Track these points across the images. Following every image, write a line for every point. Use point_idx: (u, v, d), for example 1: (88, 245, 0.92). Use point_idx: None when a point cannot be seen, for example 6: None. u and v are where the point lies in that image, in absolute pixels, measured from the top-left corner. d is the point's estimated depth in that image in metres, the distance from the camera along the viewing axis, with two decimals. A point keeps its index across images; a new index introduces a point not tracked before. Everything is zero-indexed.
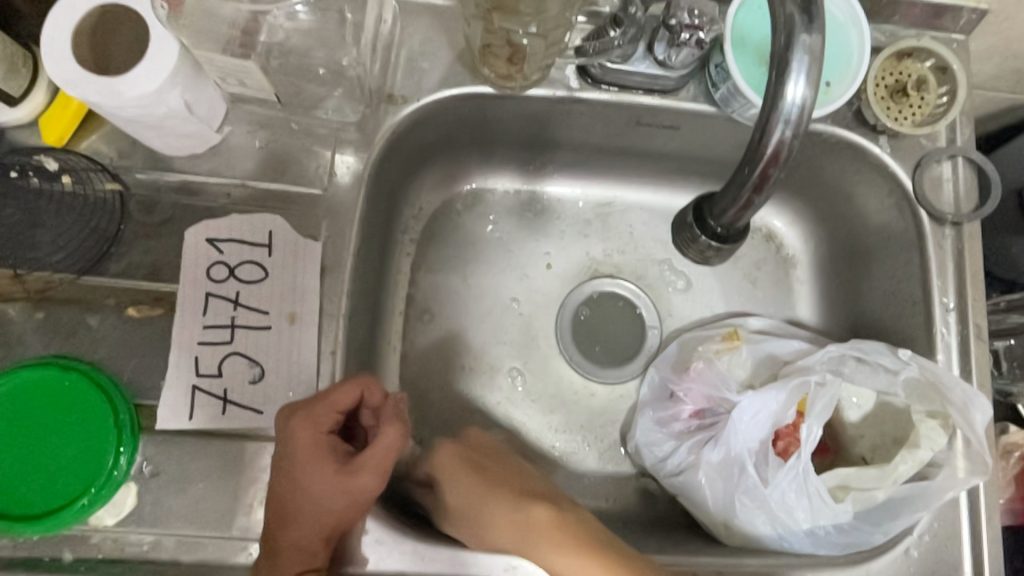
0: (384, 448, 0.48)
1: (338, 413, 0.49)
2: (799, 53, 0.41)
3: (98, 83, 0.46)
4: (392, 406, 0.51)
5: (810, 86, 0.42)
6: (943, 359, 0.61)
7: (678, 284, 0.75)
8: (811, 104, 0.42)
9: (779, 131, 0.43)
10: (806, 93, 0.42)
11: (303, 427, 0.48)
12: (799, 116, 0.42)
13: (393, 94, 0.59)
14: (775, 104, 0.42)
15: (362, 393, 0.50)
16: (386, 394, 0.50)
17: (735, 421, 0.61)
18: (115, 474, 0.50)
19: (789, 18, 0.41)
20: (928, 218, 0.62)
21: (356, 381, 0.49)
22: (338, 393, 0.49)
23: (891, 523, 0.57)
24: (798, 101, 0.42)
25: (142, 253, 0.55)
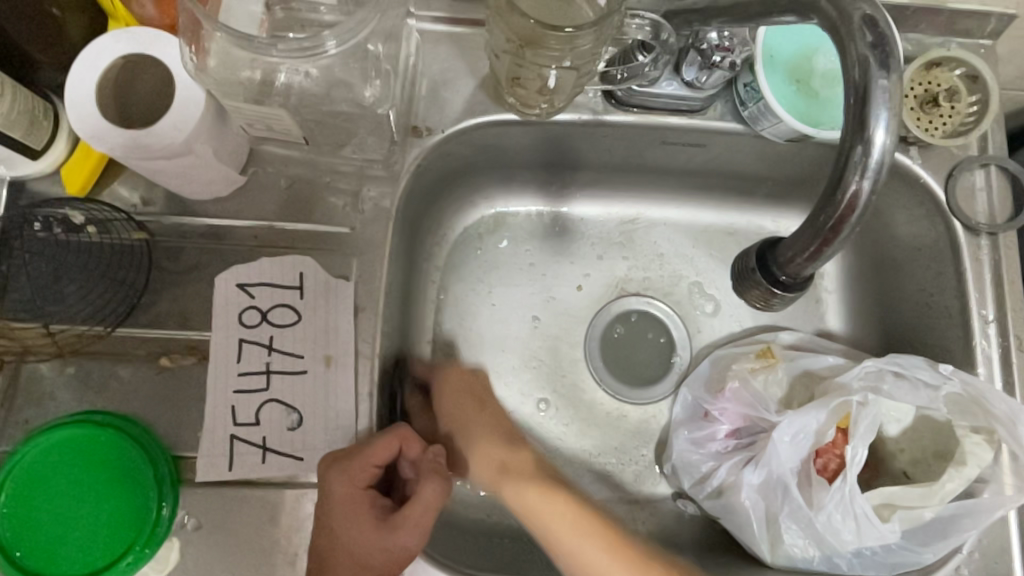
0: (425, 504, 0.47)
1: (376, 467, 0.48)
2: (879, 97, 0.39)
3: (125, 137, 0.45)
4: (431, 458, 0.50)
5: (891, 132, 0.40)
6: (984, 372, 0.60)
7: (705, 306, 0.75)
8: (893, 152, 0.40)
9: (857, 180, 0.41)
10: (888, 141, 0.40)
11: (339, 482, 0.46)
12: (880, 164, 0.40)
13: (417, 126, 0.59)
14: (853, 149, 0.41)
15: (400, 446, 0.48)
16: (424, 446, 0.49)
17: (776, 443, 0.60)
18: (157, 531, 0.49)
19: (864, 58, 0.39)
20: (962, 228, 0.61)
21: (393, 433, 0.48)
22: (374, 447, 0.47)
23: (941, 543, 0.56)
24: (880, 148, 0.40)
25: (172, 301, 0.54)
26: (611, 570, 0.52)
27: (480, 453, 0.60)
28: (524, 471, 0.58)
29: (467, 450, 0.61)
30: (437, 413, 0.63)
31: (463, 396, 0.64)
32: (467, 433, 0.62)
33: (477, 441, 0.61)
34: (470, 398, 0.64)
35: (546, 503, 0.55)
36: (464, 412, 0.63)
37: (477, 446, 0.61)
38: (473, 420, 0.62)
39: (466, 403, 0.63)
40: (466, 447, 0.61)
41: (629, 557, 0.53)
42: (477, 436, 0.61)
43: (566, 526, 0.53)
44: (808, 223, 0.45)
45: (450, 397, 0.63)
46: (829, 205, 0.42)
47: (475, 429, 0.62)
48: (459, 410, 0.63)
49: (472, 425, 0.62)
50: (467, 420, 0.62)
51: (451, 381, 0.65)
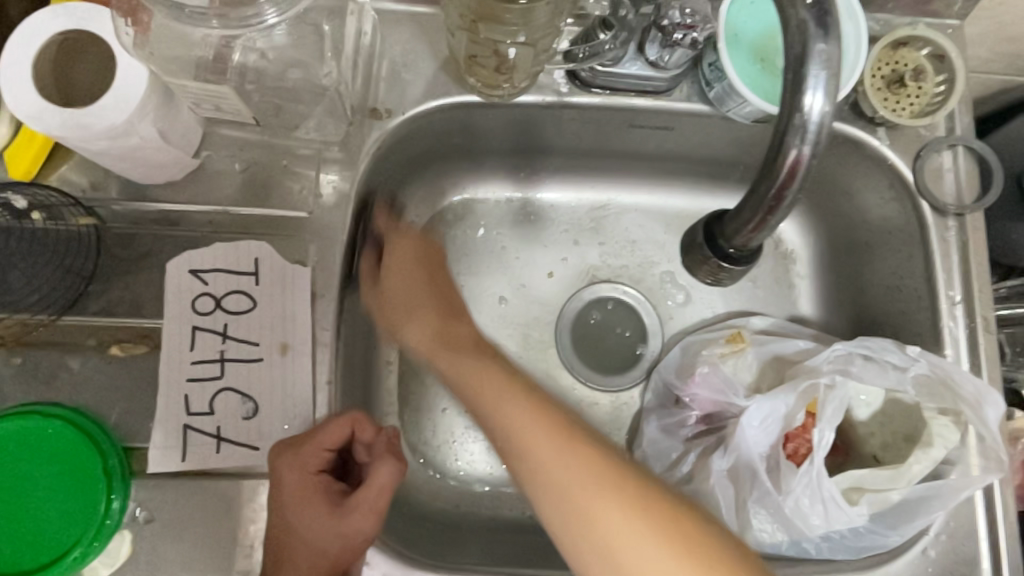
0: (377, 486, 0.45)
1: (327, 451, 0.46)
2: (816, 64, 0.38)
3: (64, 117, 0.43)
4: (384, 440, 0.47)
5: (830, 96, 0.39)
6: (952, 354, 0.60)
7: (677, 296, 0.74)
8: (832, 118, 0.39)
9: (796, 147, 0.40)
10: (826, 106, 0.39)
11: (289, 468, 0.45)
12: (819, 131, 0.39)
13: (376, 108, 0.57)
14: (792, 118, 0.39)
15: (352, 429, 0.46)
16: (377, 429, 0.47)
17: (744, 428, 0.60)
18: (107, 523, 0.48)
19: (802, 23, 0.38)
20: (930, 210, 0.61)
21: (346, 415, 0.47)
22: (326, 430, 0.46)
23: (908, 525, 0.56)
24: (817, 114, 0.39)
25: (123, 289, 0.52)
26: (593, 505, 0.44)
27: (417, 330, 0.59)
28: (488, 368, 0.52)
29: (408, 326, 0.60)
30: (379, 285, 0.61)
31: (414, 259, 0.62)
32: (412, 308, 0.60)
33: (416, 317, 0.59)
34: (411, 275, 0.61)
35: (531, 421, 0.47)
36: (412, 258, 0.62)
37: (413, 325, 0.59)
38: (417, 268, 0.61)
39: (416, 272, 0.61)
40: (414, 314, 0.60)
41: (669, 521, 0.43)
42: (415, 317, 0.59)
43: (541, 437, 0.46)
44: (753, 194, 0.44)
45: (393, 252, 0.61)
46: (769, 175, 0.42)
47: (412, 302, 0.60)
48: (405, 258, 0.62)
49: (415, 286, 0.61)
50: (407, 279, 0.61)
51: (400, 246, 0.62)
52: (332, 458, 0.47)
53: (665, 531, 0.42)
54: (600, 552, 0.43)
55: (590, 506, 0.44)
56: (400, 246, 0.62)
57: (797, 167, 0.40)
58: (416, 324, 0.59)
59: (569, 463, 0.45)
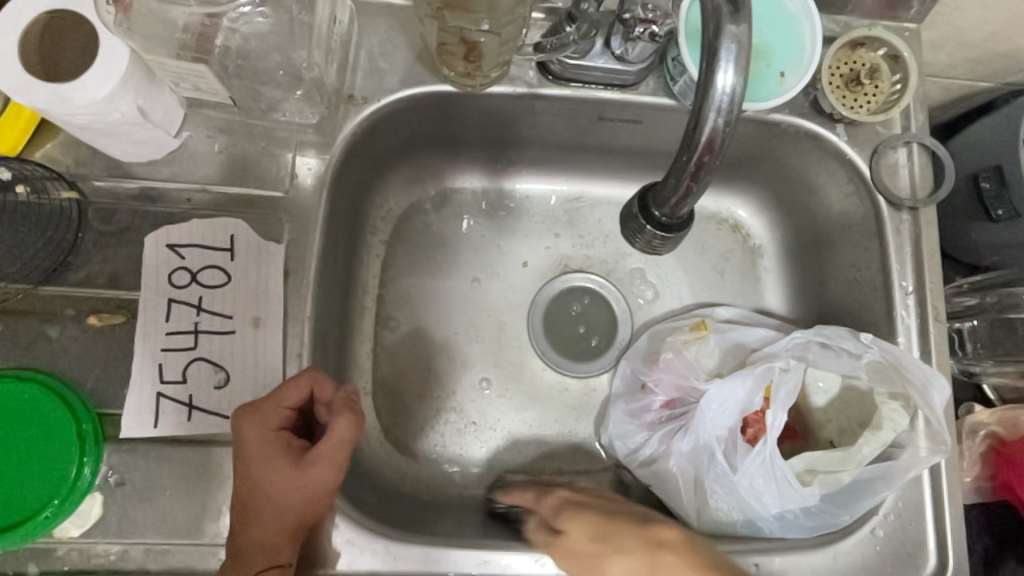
0: (336, 440, 0.48)
1: (289, 409, 0.49)
2: (727, 41, 0.39)
3: (46, 90, 0.45)
4: (344, 398, 0.50)
5: (741, 72, 0.40)
6: (904, 342, 0.62)
7: (646, 293, 0.76)
8: (743, 92, 0.40)
9: (712, 119, 0.41)
10: (737, 81, 0.40)
11: (252, 426, 0.48)
12: (731, 104, 0.40)
13: (352, 94, 0.59)
14: (706, 93, 0.40)
15: (311, 389, 0.49)
16: (335, 388, 0.49)
17: (703, 410, 0.62)
18: (78, 485, 0.50)
19: (716, 5, 0.39)
20: (885, 203, 0.63)
21: (304, 376, 0.49)
22: (287, 390, 0.49)
23: (857, 504, 0.57)
24: (730, 89, 0.40)
25: (102, 261, 0.54)
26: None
27: (623, 567, 0.45)
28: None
29: (605, 563, 0.46)
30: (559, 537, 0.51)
31: (590, 513, 0.51)
32: (610, 540, 0.47)
33: (614, 550, 0.46)
34: (595, 532, 0.48)
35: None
36: (597, 526, 0.49)
37: (615, 554, 0.46)
38: (612, 524, 0.49)
39: (591, 521, 0.50)
40: (608, 550, 0.47)
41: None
42: (625, 548, 0.46)
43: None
44: (675, 163, 0.44)
45: (580, 521, 0.50)
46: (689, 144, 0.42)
47: (617, 541, 0.47)
48: (596, 524, 0.49)
49: (615, 534, 0.47)
50: (597, 529, 0.49)
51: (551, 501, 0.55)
52: (294, 417, 0.50)
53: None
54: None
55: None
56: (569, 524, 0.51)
57: (717, 136, 0.41)
58: (612, 558, 0.46)
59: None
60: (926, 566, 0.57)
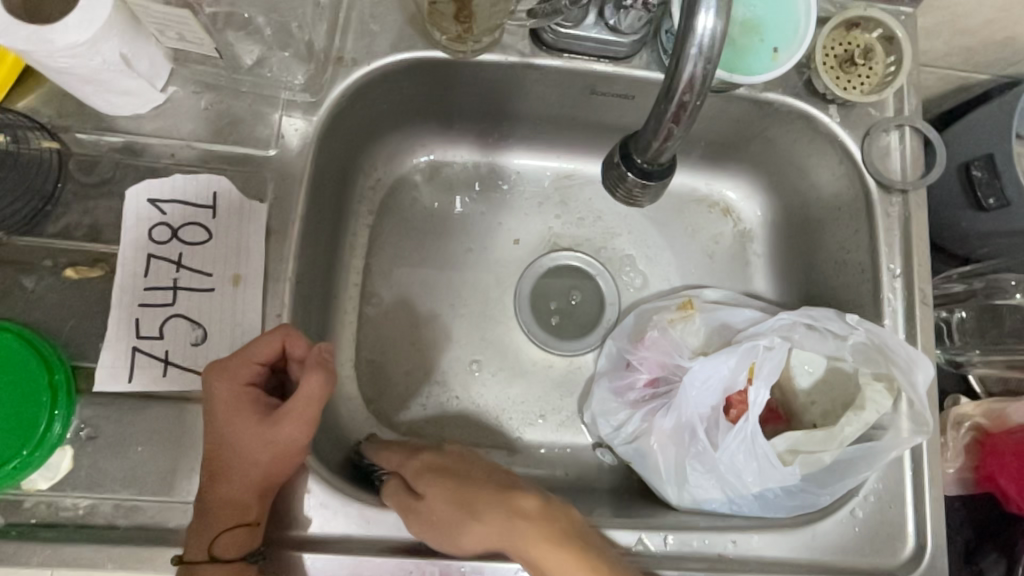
0: (306, 396, 0.47)
1: (259, 364, 0.49)
2: None
3: (26, 30, 0.44)
4: (316, 354, 0.49)
5: (723, 15, 0.38)
6: (890, 325, 0.62)
7: (634, 281, 0.75)
8: (723, 36, 0.38)
9: (692, 60, 0.39)
10: (718, 23, 0.38)
11: (221, 381, 0.48)
12: (712, 48, 0.38)
13: (342, 56, 0.59)
14: (685, 36, 0.39)
15: (283, 344, 0.49)
16: (308, 344, 0.49)
17: (687, 387, 0.61)
18: (48, 437, 0.49)
19: None
20: (876, 184, 0.63)
21: (277, 331, 0.49)
22: (257, 345, 0.48)
23: (837, 484, 0.57)
24: (711, 31, 0.38)
25: (82, 213, 0.54)
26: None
27: (481, 533, 0.49)
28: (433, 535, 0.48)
29: (461, 528, 0.49)
30: (415, 491, 0.52)
31: (448, 478, 0.52)
32: (473, 508, 0.50)
33: (473, 515, 0.50)
34: (452, 495, 0.51)
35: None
36: (492, 489, 0.51)
37: (473, 520, 0.49)
38: (510, 493, 0.51)
39: (450, 485, 0.51)
40: (469, 520, 0.49)
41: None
42: (483, 517, 0.49)
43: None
44: (653, 112, 0.43)
45: (438, 486, 0.51)
46: (669, 88, 0.40)
47: (477, 507, 0.50)
48: (452, 490, 0.51)
49: (476, 502, 0.50)
50: (459, 494, 0.51)
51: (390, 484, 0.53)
52: (264, 373, 0.49)
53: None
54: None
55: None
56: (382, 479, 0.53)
57: (698, 79, 0.40)
58: (471, 528, 0.49)
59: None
60: (904, 548, 0.57)
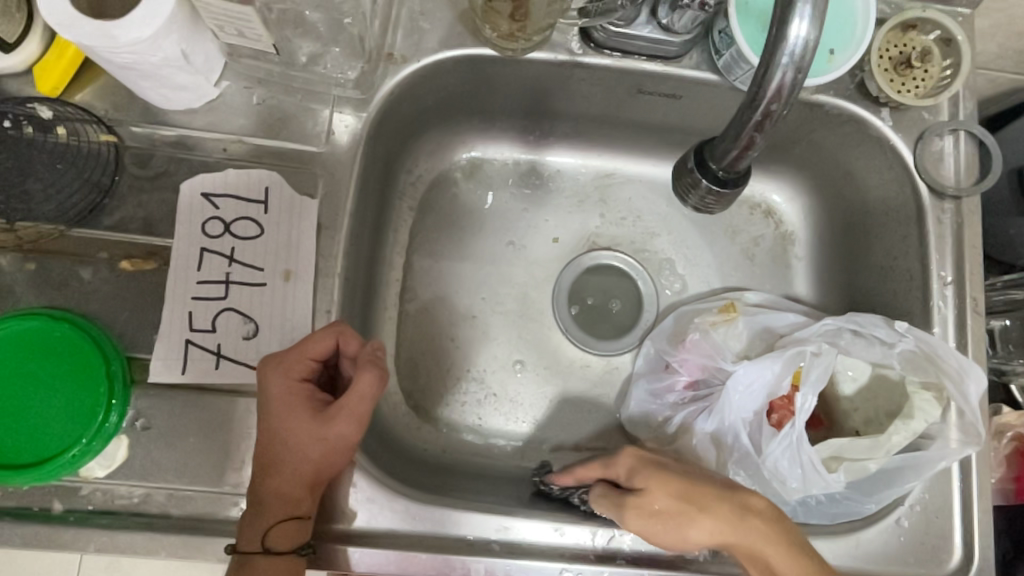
0: (359, 394, 0.47)
1: (313, 360, 0.49)
2: None
3: (92, 25, 0.45)
4: (369, 352, 0.49)
5: (817, 23, 0.38)
6: (939, 333, 0.61)
7: (673, 285, 0.75)
8: (815, 45, 0.39)
9: (782, 68, 0.39)
10: (811, 31, 0.38)
11: (275, 374, 0.48)
12: (804, 55, 0.39)
13: (392, 53, 0.59)
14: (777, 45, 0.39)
15: (337, 341, 0.49)
16: (362, 341, 0.50)
17: (730, 391, 0.61)
18: (105, 427, 0.49)
19: None
20: (927, 190, 0.62)
21: (331, 328, 0.49)
22: (312, 341, 0.49)
23: (883, 493, 0.57)
24: (804, 38, 0.38)
25: (137, 206, 0.54)
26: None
27: (710, 530, 0.47)
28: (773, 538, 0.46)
29: (689, 524, 0.48)
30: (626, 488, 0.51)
31: (665, 469, 0.50)
32: (698, 503, 0.48)
33: (704, 511, 0.47)
34: (681, 491, 0.48)
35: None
36: (682, 484, 0.49)
37: (701, 517, 0.47)
38: (698, 488, 0.48)
39: (670, 479, 0.49)
40: (696, 514, 0.47)
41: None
42: (715, 515, 0.47)
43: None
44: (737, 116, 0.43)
45: (655, 481, 0.49)
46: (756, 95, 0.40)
47: (702, 502, 0.48)
48: (673, 484, 0.49)
49: (696, 493, 0.48)
50: (682, 488, 0.49)
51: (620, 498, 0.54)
52: (318, 369, 0.50)
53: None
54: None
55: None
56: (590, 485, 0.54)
57: (786, 87, 0.40)
58: (699, 523, 0.47)
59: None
60: (950, 559, 0.56)
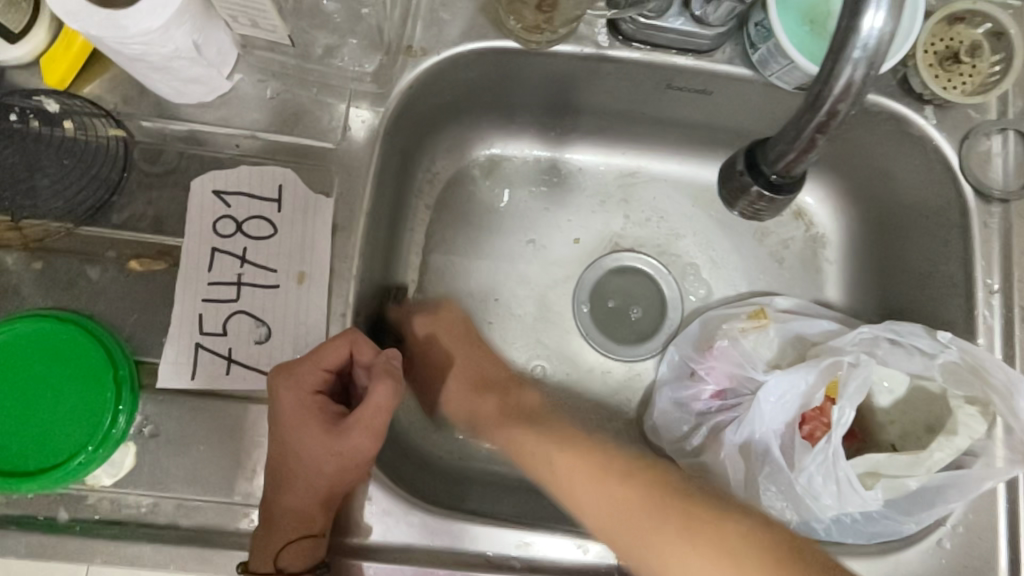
0: (374, 406, 0.45)
1: (326, 371, 0.47)
2: None
3: (101, 15, 0.43)
4: (384, 361, 0.47)
5: (893, 15, 0.37)
6: (985, 343, 0.58)
7: (697, 291, 0.72)
8: (892, 38, 0.37)
9: (853, 63, 0.38)
10: (888, 24, 0.37)
11: (286, 386, 0.46)
12: (878, 49, 0.37)
13: (411, 45, 0.56)
14: (848, 37, 0.37)
15: (351, 350, 0.47)
16: (376, 350, 0.47)
17: (761, 401, 0.58)
18: (112, 433, 0.48)
19: None
20: (972, 192, 0.59)
21: (344, 337, 0.47)
22: (325, 350, 0.47)
23: (924, 513, 0.54)
24: (878, 31, 0.37)
25: (146, 204, 0.52)
26: (624, 537, 0.47)
27: (523, 441, 0.55)
28: (551, 436, 0.54)
29: (500, 431, 0.57)
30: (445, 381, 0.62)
31: (462, 348, 0.63)
32: (491, 410, 0.59)
33: (514, 430, 0.56)
34: (495, 408, 0.59)
35: (610, 505, 0.49)
36: (475, 388, 0.61)
37: (522, 431, 0.56)
38: (485, 385, 0.61)
39: (456, 372, 0.62)
40: (517, 433, 0.56)
41: (745, 567, 0.43)
42: (522, 431, 0.56)
43: (594, 496, 0.49)
44: (796, 119, 0.42)
45: (455, 378, 0.62)
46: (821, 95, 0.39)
47: (505, 420, 0.58)
48: (464, 382, 0.61)
49: (491, 398, 0.60)
50: (495, 407, 0.59)
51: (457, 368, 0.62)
52: (331, 380, 0.48)
53: (682, 534, 0.45)
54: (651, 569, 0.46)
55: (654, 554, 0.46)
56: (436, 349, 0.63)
57: (855, 85, 0.39)
58: (519, 434, 0.56)
59: (675, 528, 0.45)
60: None
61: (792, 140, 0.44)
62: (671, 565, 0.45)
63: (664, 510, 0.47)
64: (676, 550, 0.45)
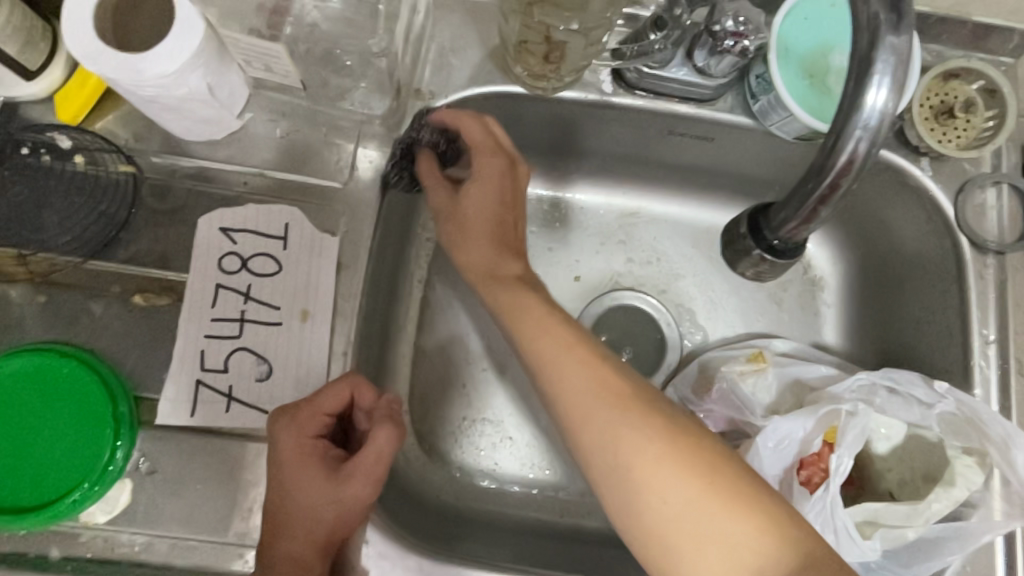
0: (374, 453, 0.46)
1: (326, 415, 0.47)
2: (884, 55, 0.37)
3: (117, 59, 0.44)
4: (385, 407, 0.48)
5: (894, 92, 0.38)
6: (982, 394, 0.58)
7: (695, 336, 0.71)
8: (893, 114, 0.39)
9: (857, 136, 0.39)
10: (889, 101, 0.38)
11: (286, 432, 0.46)
12: (880, 125, 0.39)
13: (421, 89, 0.58)
14: (852, 114, 0.39)
15: (352, 394, 0.47)
16: (377, 395, 0.48)
17: (759, 447, 0.57)
18: (109, 470, 0.47)
19: (874, 17, 0.37)
20: (969, 244, 0.60)
21: (345, 381, 0.47)
22: (327, 395, 0.47)
23: (922, 565, 0.54)
24: (880, 108, 0.38)
25: (153, 240, 0.53)
26: (597, 421, 0.45)
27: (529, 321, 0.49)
28: (548, 320, 0.49)
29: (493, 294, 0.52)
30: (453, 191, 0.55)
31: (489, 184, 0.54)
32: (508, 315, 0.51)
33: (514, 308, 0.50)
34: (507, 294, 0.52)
35: (591, 387, 0.46)
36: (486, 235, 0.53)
37: (542, 341, 0.48)
38: (492, 228, 0.54)
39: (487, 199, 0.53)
40: (528, 318, 0.49)
41: (717, 470, 0.43)
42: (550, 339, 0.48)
43: (591, 389, 0.46)
44: (801, 188, 0.44)
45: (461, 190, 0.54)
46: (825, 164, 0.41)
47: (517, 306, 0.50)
48: (478, 233, 0.53)
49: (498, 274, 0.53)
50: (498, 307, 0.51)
51: (490, 168, 0.53)
52: (331, 424, 0.48)
53: (668, 444, 0.43)
54: (621, 477, 0.44)
55: (625, 452, 0.44)
56: (468, 129, 0.54)
57: (858, 158, 0.40)
58: (531, 323, 0.49)
59: (647, 426, 0.44)
60: None
61: (798, 208, 0.46)
62: (634, 453, 0.43)
63: (644, 415, 0.44)
64: (639, 434, 0.44)
